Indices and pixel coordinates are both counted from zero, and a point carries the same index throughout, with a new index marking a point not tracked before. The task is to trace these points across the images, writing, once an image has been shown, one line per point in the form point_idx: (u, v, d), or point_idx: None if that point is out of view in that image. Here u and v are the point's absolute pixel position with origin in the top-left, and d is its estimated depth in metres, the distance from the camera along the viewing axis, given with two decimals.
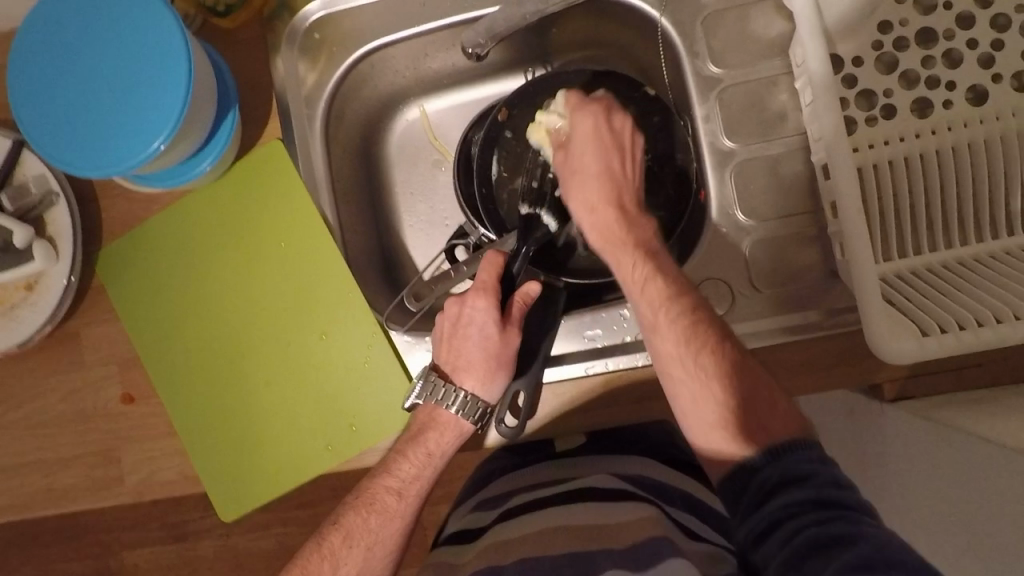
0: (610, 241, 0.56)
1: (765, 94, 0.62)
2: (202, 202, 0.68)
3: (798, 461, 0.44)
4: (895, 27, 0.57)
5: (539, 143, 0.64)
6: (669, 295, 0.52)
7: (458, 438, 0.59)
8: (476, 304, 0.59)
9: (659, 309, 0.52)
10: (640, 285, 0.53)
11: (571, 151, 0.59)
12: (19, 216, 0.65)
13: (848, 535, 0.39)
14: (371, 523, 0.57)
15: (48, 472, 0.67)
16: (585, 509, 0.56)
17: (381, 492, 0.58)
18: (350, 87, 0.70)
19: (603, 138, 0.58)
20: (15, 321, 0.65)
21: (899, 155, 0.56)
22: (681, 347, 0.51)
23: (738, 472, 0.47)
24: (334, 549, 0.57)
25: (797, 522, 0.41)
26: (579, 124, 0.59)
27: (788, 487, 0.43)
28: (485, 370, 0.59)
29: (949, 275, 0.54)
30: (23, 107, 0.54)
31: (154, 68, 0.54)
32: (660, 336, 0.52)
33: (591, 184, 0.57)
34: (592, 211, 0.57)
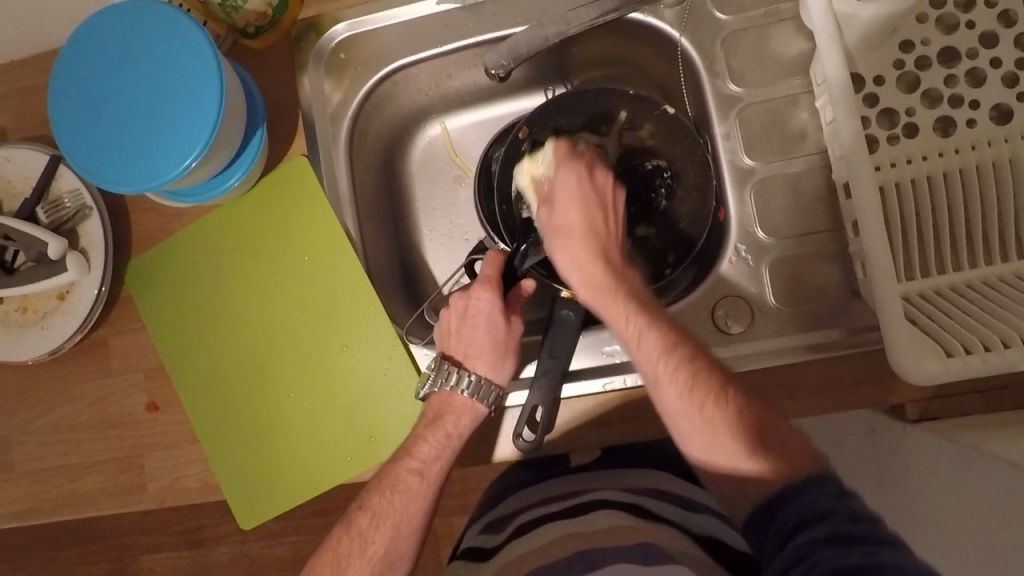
0: (600, 298, 0.54)
1: (786, 112, 0.62)
2: (228, 214, 0.69)
3: (814, 498, 0.43)
4: (917, 46, 0.58)
5: (523, 186, 0.66)
6: (666, 351, 0.51)
7: (474, 420, 0.59)
8: (479, 294, 0.61)
9: (659, 365, 0.51)
10: (636, 344, 0.52)
11: (554, 209, 0.58)
12: (54, 227, 0.67)
13: (869, 565, 0.38)
14: (395, 503, 0.57)
15: (74, 477, 0.68)
16: (598, 516, 0.55)
17: (403, 471, 0.58)
18: (376, 104, 0.72)
19: (585, 191, 0.57)
20: (47, 329, 0.67)
21: (922, 173, 0.55)
22: (685, 400, 0.50)
23: (762, 505, 0.46)
24: (362, 530, 0.57)
25: (818, 556, 0.40)
26: (563, 181, 0.58)
27: (808, 525, 0.42)
28: (495, 355, 0.61)
29: (973, 295, 0.53)
30: (61, 125, 0.56)
31: (185, 90, 0.56)
32: (666, 391, 0.51)
33: (574, 240, 0.56)
34: (580, 279, 0.56)
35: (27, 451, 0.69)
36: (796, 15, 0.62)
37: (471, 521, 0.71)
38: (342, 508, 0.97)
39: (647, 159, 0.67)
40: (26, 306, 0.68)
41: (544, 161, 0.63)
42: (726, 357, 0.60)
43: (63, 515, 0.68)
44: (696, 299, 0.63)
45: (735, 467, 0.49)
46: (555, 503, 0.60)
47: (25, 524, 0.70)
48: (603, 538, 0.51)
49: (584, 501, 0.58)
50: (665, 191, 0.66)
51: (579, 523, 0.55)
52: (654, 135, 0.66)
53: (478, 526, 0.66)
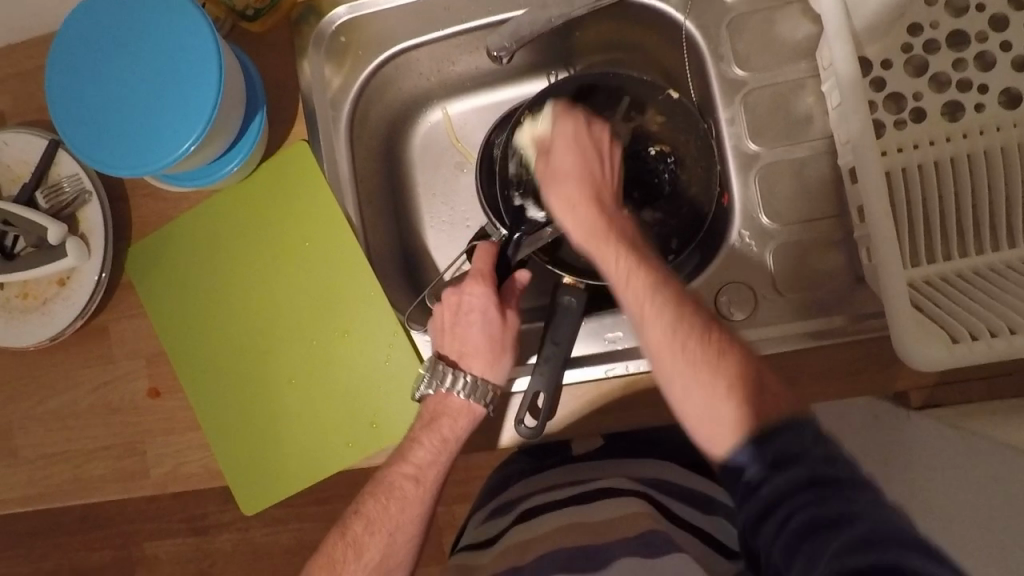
0: (593, 234, 0.54)
1: (791, 97, 0.61)
2: (227, 201, 0.69)
3: (788, 443, 0.42)
4: (925, 30, 0.57)
5: (524, 143, 0.67)
6: (650, 286, 0.50)
7: (471, 420, 0.59)
8: (472, 290, 0.61)
9: (644, 302, 0.50)
10: (624, 279, 0.51)
11: (552, 156, 0.58)
12: (53, 213, 0.67)
13: (843, 515, 0.37)
14: (390, 509, 0.58)
15: (77, 463, 0.69)
16: (604, 505, 0.55)
17: (397, 477, 0.58)
18: (377, 88, 0.71)
19: (580, 141, 0.58)
20: (48, 315, 0.67)
21: (929, 159, 0.55)
22: (669, 336, 0.48)
23: (738, 449, 0.44)
24: (358, 536, 0.58)
25: (794, 504, 0.39)
26: (563, 128, 0.58)
27: (780, 468, 0.41)
28: (491, 353, 0.61)
29: (980, 282, 0.53)
30: (59, 108, 0.56)
31: (185, 70, 0.55)
32: (650, 319, 0.49)
33: (571, 182, 0.56)
34: (574, 226, 0.56)
35: (29, 437, 0.69)
36: None
37: (472, 510, 0.71)
38: (344, 496, 0.97)
39: (651, 145, 0.66)
40: (26, 292, 0.68)
41: (544, 117, 0.64)
42: None
43: (66, 501, 0.68)
44: (699, 285, 0.62)
45: (718, 416, 0.45)
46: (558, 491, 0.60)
47: (28, 510, 0.70)
48: (600, 535, 0.51)
49: (587, 492, 0.58)
50: (669, 176, 0.66)
51: (580, 517, 0.55)
52: (663, 122, 0.66)
53: (484, 514, 0.66)
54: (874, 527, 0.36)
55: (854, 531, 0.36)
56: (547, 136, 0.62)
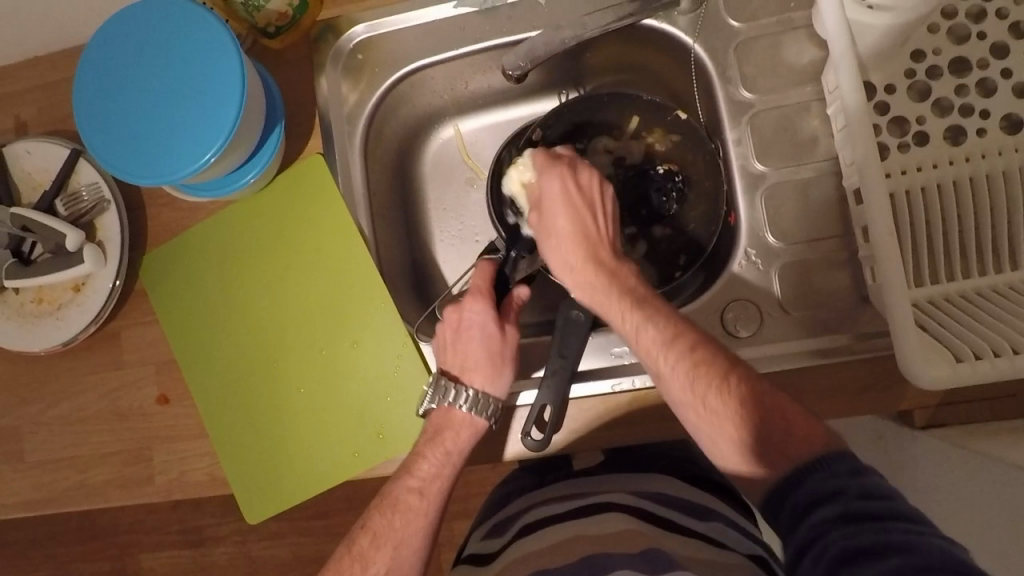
0: (595, 296, 0.58)
1: (797, 119, 0.63)
2: (242, 211, 0.70)
3: (823, 480, 0.44)
4: (928, 56, 0.59)
5: (515, 194, 0.66)
6: (661, 345, 0.53)
7: (474, 434, 0.60)
8: (470, 307, 0.62)
9: (658, 357, 0.53)
10: (634, 337, 0.55)
11: (544, 214, 0.61)
12: (71, 220, 0.68)
13: (878, 547, 0.38)
14: (395, 523, 0.58)
15: (83, 468, 0.69)
16: (610, 519, 0.55)
17: (403, 491, 0.59)
18: (391, 104, 0.73)
19: (568, 197, 0.60)
20: (62, 320, 0.68)
21: (932, 181, 0.56)
22: (687, 390, 0.52)
23: (776, 488, 0.46)
24: (363, 550, 0.57)
25: (829, 537, 0.41)
26: (548, 187, 0.61)
27: (819, 506, 0.43)
28: (491, 367, 0.61)
29: (983, 303, 0.54)
30: (84, 117, 0.57)
31: (209, 84, 0.57)
32: (666, 376, 0.53)
33: (566, 246, 0.60)
34: (579, 287, 0.59)
35: (36, 441, 0.70)
36: (808, 24, 0.63)
37: (474, 525, 0.71)
38: (345, 510, 0.97)
39: (659, 164, 0.69)
40: (41, 297, 0.69)
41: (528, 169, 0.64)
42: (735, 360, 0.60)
43: (71, 506, 0.69)
44: (705, 302, 0.63)
45: (745, 459, 0.50)
46: (559, 503, 0.60)
47: (32, 514, 0.70)
48: (604, 546, 0.51)
49: (590, 505, 0.58)
50: (676, 195, 0.68)
51: (584, 529, 0.55)
52: (668, 143, 0.68)
53: (486, 528, 0.65)
54: (912, 559, 0.37)
55: (890, 562, 0.37)
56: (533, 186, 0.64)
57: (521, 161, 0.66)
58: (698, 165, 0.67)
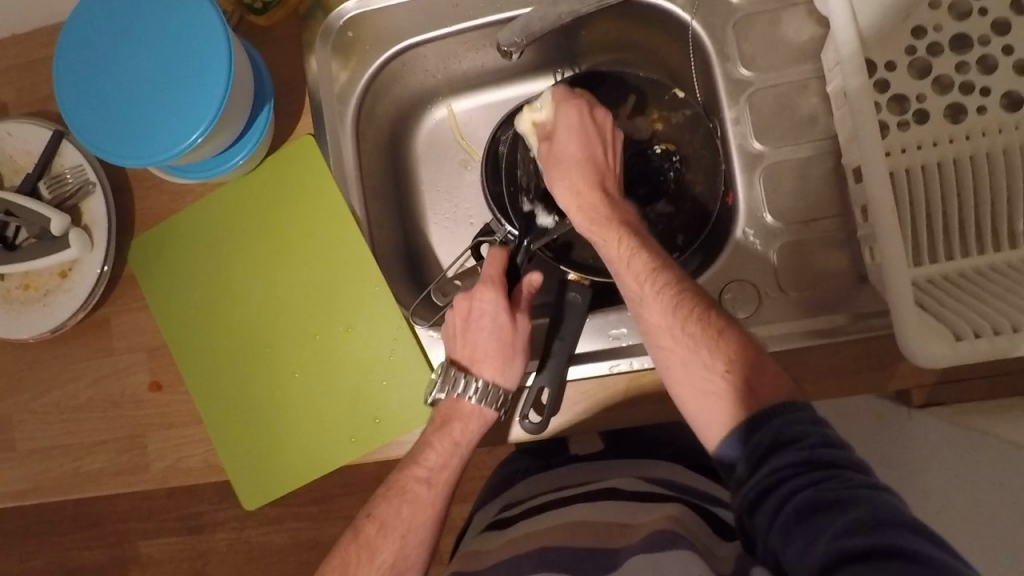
0: (597, 227, 0.57)
1: (796, 97, 0.62)
2: (232, 195, 0.69)
3: (787, 425, 0.43)
4: (928, 32, 0.58)
5: (523, 133, 0.65)
6: (645, 278, 0.53)
7: (482, 426, 0.59)
8: (483, 296, 0.60)
9: (646, 284, 0.53)
10: (627, 262, 0.55)
11: (555, 142, 0.61)
12: (56, 204, 0.66)
13: (842, 498, 0.38)
14: (403, 512, 0.58)
15: (76, 456, 0.68)
16: (609, 505, 0.55)
17: (410, 481, 0.58)
18: (382, 84, 0.71)
19: (582, 130, 0.60)
20: (49, 307, 0.67)
21: (932, 159, 0.55)
22: (669, 316, 0.52)
23: (745, 425, 0.46)
24: (370, 539, 0.57)
25: (792, 487, 0.40)
26: (565, 113, 0.61)
27: (781, 451, 0.42)
28: (501, 359, 0.60)
29: (983, 282, 0.53)
30: (67, 96, 0.56)
31: (195, 62, 0.55)
32: (648, 300, 0.53)
33: (573, 170, 0.59)
34: (577, 210, 0.59)
35: (26, 430, 0.69)
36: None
37: (473, 510, 0.71)
38: (342, 495, 0.96)
39: (656, 143, 0.68)
40: (27, 283, 0.67)
41: (542, 103, 0.63)
42: None
43: (63, 494, 0.68)
44: (704, 282, 0.63)
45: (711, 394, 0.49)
46: (560, 492, 0.60)
47: (25, 503, 0.69)
48: (604, 534, 0.51)
49: (591, 491, 0.58)
50: (673, 174, 0.67)
51: (584, 514, 0.54)
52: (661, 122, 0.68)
53: (487, 514, 0.65)
54: (873, 510, 0.37)
55: (852, 514, 0.37)
56: (547, 122, 0.63)
57: (534, 101, 0.65)
58: (693, 144, 0.67)
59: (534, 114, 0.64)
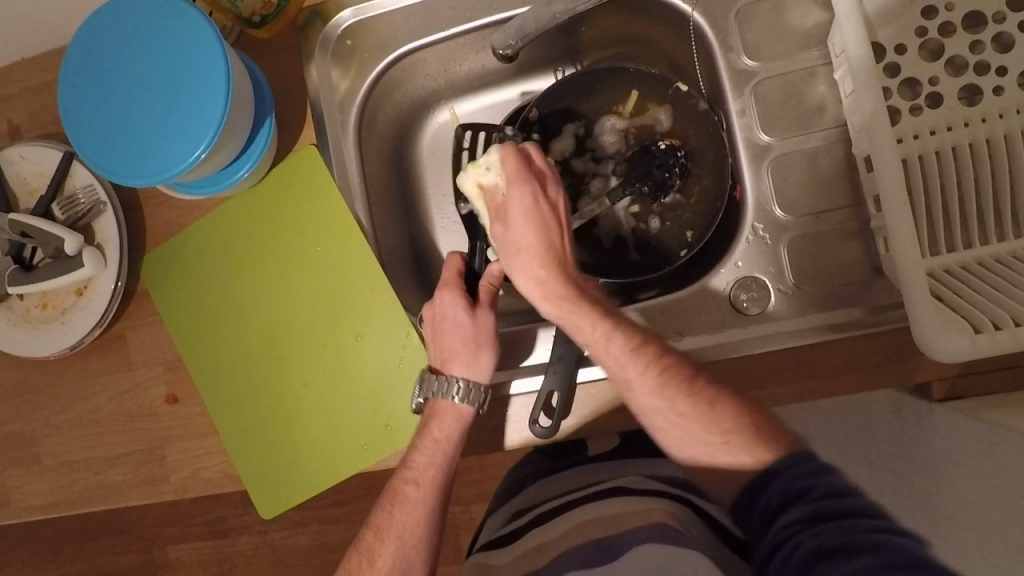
0: (566, 314, 0.55)
1: (803, 86, 0.60)
2: (238, 207, 0.69)
3: (791, 480, 0.45)
4: (940, 12, 0.55)
5: (471, 195, 0.61)
6: (621, 364, 0.53)
7: (460, 422, 0.59)
8: (442, 298, 0.62)
9: (625, 365, 0.53)
10: (604, 346, 0.54)
11: (510, 227, 0.57)
12: (69, 223, 0.68)
13: (846, 542, 0.40)
14: (398, 515, 0.58)
15: (99, 469, 0.70)
16: (618, 500, 0.54)
17: (400, 484, 0.59)
18: (383, 90, 0.71)
19: (535, 229, 0.56)
20: (67, 324, 0.68)
21: (947, 145, 0.54)
22: (658, 397, 0.52)
23: (745, 491, 0.48)
24: (369, 545, 0.57)
25: (800, 538, 0.42)
26: (514, 198, 0.57)
27: (788, 508, 0.44)
28: (468, 354, 0.60)
29: (1002, 271, 0.51)
30: (72, 120, 0.57)
31: (193, 80, 0.55)
32: (629, 376, 0.53)
33: (535, 261, 0.56)
34: (552, 317, 0.56)
35: (51, 444, 0.71)
36: None
37: (487, 514, 0.71)
38: (363, 496, 0.97)
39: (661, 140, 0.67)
40: (45, 302, 0.69)
41: (493, 171, 0.59)
42: (744, 338, 0.59)
43: (89, 506, 0.70)
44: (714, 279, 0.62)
45: (706, 453, 0.51)
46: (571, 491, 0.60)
47: (53, 515, 0.71)
48: (606, 530, 0.50)
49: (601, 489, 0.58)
50: (678, 171, 0.65)
51: (592, 511, 0.54)
52: (670, 115, 0.67)
53: (501, 518, 0.64)
54: (880, 553, 0.38)
55: (860, 557, 0.38)
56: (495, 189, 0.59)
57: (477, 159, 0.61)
58: (699, 137, 0.65)
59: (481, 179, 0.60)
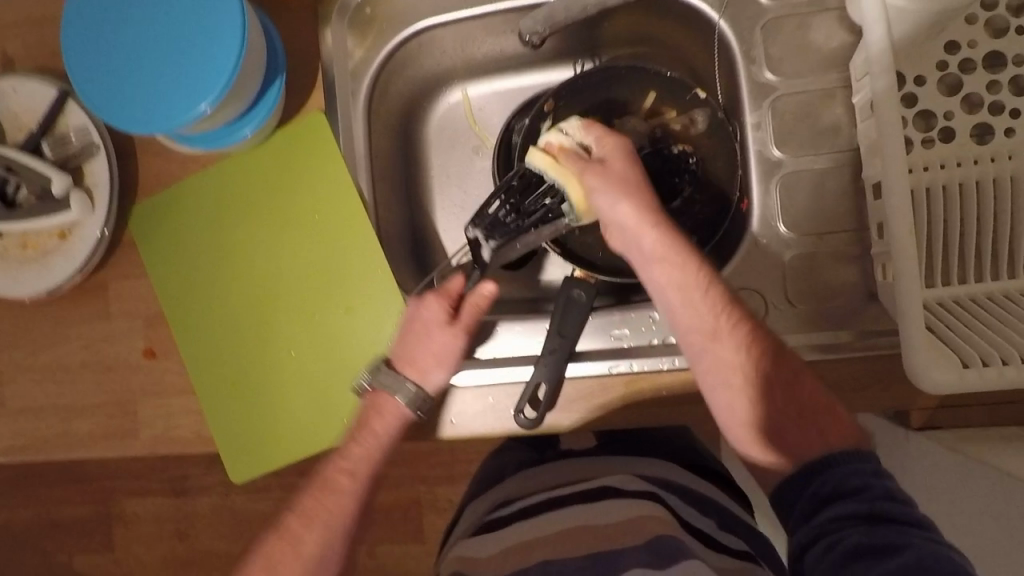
0: (681, 284, 0.54)
1: (820, 105, 0.60)
2: (236, 166, 0.67)
3: (851, 474, 0.48)
4: (962, 48, 0.56)
5: (542, 164, 0.58)
6: (716, 330, 0.54)
7: (397, 420, 0.61)
8: (430, 304, 0.61)
9: (720, 311, 0.54)
10: (704, 290, 0.54)
11: (614, 170, 0.57)
12: (58, 163, 0.65)
13: (891, 544, 0.43)
14: (326, 502, 0.59)
15: (66, 418, 0.67)
16: (613, 505, 0.53)
17: (335, 473, 0.60)
18: (397, 64, 0.70)
19: (633, 184, 0.56)
20: (47, 267, 0.66)
21: (954, 180, 0.54)
22: (741, 352, 0.53)
23: (796, 476, 0.50)
24: (294, 531, 0.58)
25: (844, 533, 0.45)
26: (620, 148, 0.58)
27: (842, 500, 0.47)
28: (427, 365, 0.60)
29: (993, 308, 0.52)
30: (75, 55, 0.54)
31: (206, 30, 0.53)
32: (721, 344, 0.54)
33: (644, 198, 0.56)
34: (666, 269, 0.55)
35: (17, 387, 0.68)
36: (840, 5, 0.60)
37: (468, 498, 0.71)
38: None
39: (673, 144, 0.65)
40: (26, 242, 0.66)
41: (574, 133, 0.60)
42: None
43: (50, 455, 0.67)
44: None
45: (777, 432, 0.53)
46: (564, 486, 0.59)
47: (13, 461, 0.69)
48: (609, 542, 0.49)
49: (596, 487, 0.57)
50: (688, 176, 0.65)
51: (587, 517, 0.53)
52: (707, 118, 0.64)
53: (486, 504, 0.64)
54: (920, 558, 0.42)
55: (902, 559, 0.42)
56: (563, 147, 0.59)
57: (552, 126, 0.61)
58: (710, 146, 0.65)
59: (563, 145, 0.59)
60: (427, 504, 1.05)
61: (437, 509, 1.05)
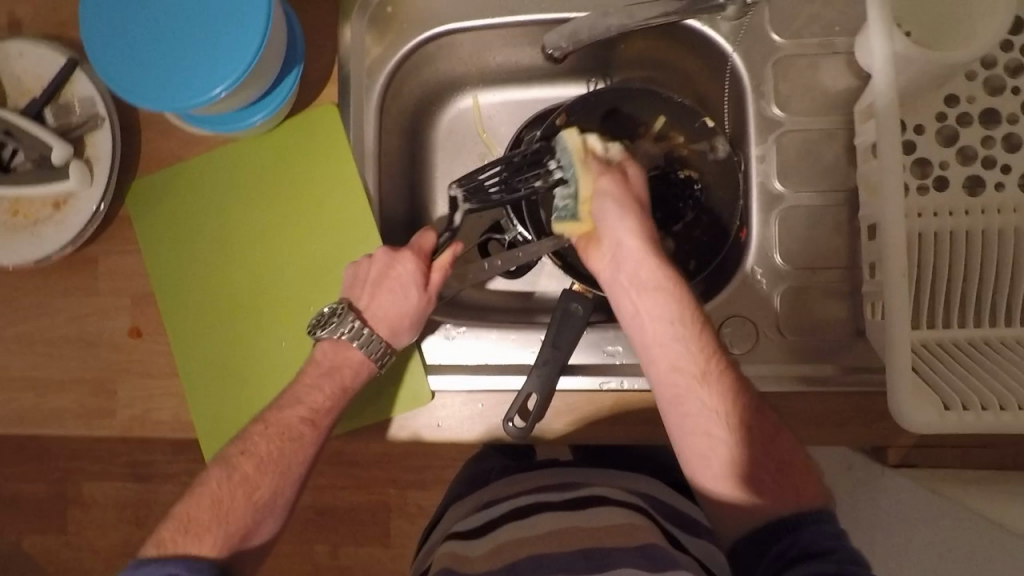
0: (674, 315, 0.55)
1: (822, 144, 0.62)
2: (242, 153, 0.67)
3: (819, 535, 0.48)
4: (961, 102, 0.59)
5: (571, 147, 0.62)
6: (702, 372, 0.54)
7: (360, 370, 0.60)
8: (407, 261, 0.61)
9: (706, 357, 0.54)
10: (696, 334, 0.55)
11: (635, 189, 0.60)
12: (60, 131, 0.64)
13: None
14: (284, 451, 0.57)
15: (40, 393, 0.66)
16: (601, 511, 0.53)
17: (297, 421, 0.57)
18: (414, 65, 0.70)
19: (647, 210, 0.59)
20: (37, 236, 0.64)
21: (946, 228, 0.56)
22: (716, 399, 0.53)
23: (762, 532, 0.50)
24: (247, 475, 0.56)
25: None
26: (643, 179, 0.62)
27: (808, 558, 0.46)
28: (397, 321, 0.60)
29: (974, 354, 0.55)
30: (93, 24, 0.54)
31: (229, 15, 0.53)
32: (702, 385, 0.53)
33: (653, 228, 0.59)
34: (655, 296, 0.56)
35: None
36: (849, 50, 0.62)
37: (446, 504, 0.70)
38: None
39: (680, 169, 0.67)
40: (16, 209, 0.65)
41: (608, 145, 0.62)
42: None
43: (18, 430, 0.65)
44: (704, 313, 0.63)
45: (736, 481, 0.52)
46: (554, 491, 0.59)
47: None
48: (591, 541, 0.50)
49: (583, 495, 0.57)
50: (692, 203, 0.67)
51: (577, 521, 0.53)
52: (729, 146, 0.66)
53: (465, 510, 0.63)
54: None
55: None
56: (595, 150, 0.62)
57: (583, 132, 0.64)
58: (713, 171, 0.66)
59: (595, 150, 0.62)
60: (396, 508, 1.04)
61: (405, 513, 1.04)
